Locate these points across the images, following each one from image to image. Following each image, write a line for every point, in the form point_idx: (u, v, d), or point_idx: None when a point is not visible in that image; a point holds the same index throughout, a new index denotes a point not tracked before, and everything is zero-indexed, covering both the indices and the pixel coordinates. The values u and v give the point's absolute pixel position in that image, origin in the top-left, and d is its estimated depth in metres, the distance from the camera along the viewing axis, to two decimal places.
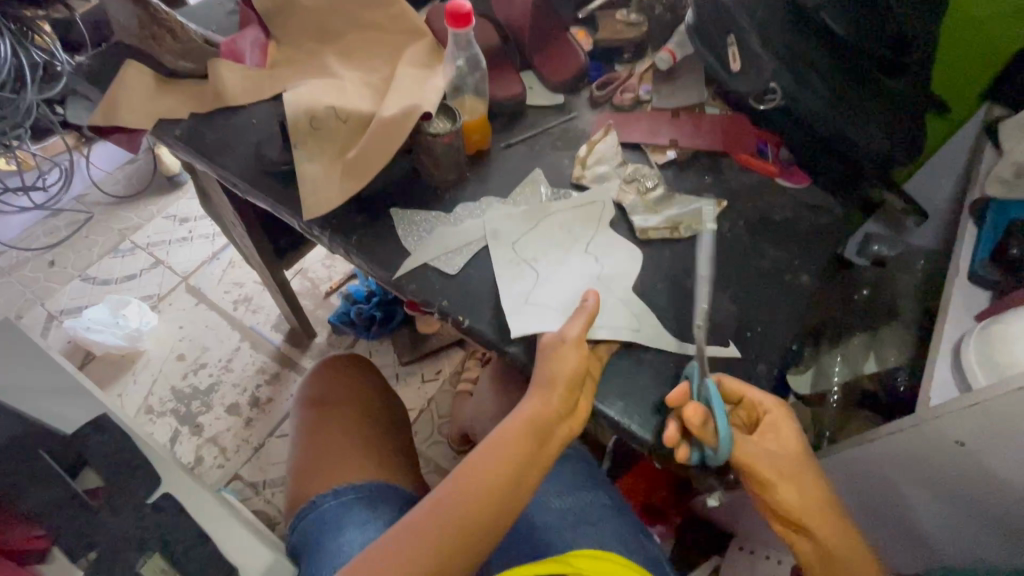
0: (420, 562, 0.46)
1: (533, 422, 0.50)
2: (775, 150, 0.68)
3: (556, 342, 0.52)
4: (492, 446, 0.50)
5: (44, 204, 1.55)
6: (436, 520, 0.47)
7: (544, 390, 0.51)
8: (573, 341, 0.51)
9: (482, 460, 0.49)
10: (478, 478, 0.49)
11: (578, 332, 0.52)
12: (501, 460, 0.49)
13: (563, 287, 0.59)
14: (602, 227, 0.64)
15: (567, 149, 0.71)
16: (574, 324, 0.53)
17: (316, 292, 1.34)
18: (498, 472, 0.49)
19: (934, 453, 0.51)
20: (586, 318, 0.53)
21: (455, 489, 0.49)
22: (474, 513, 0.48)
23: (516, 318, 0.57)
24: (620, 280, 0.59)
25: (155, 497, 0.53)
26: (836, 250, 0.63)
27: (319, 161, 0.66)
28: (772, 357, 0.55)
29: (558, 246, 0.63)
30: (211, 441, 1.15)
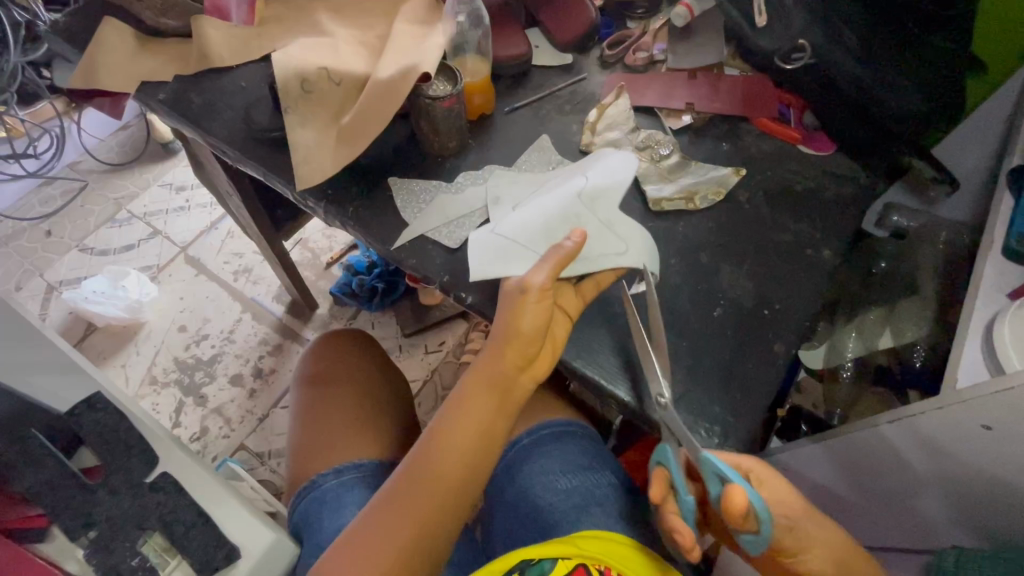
0: (393, 539, 0.46)
1: (495, 379, 0.48)
2: (798, 114, 0.65)
3: (517, 293, 0.48)
4: (457, 409, 0.49)
5: (37, 171, 1.51)
6: (410, 493, 0.47)
7: (503, 345, 0.48)
8: (536, 293, 0.47)
9: (449, 427, 0.48)
10: (443, 449, 0.48)
11: (543, 280, 0.47)
12: (467, 423, 0.48)
13: (541, 225, 0.56)
14: (600, 167, 0.59)
15: (576, 113, 0.67)
16: (539, 270, 0.48)
17: (317, 262, 1.32)
18: (466, 436, 0.48)
19: (957, 435, 0.49)
20: (558, 261, 0.48)
21: (423, 459, 0.48)
22: (447, 481, 0.47)
23: (479, 250, 0.55)
24: (612, 227, 0.55)
25: (153, 476, 0.52)
26: (859, 221, 0.59)
27: (311, 128, 0.62)
28: (791, 335, 0.53)
29: (550, 190, 0.58)
30: (216, 412, 1.15)
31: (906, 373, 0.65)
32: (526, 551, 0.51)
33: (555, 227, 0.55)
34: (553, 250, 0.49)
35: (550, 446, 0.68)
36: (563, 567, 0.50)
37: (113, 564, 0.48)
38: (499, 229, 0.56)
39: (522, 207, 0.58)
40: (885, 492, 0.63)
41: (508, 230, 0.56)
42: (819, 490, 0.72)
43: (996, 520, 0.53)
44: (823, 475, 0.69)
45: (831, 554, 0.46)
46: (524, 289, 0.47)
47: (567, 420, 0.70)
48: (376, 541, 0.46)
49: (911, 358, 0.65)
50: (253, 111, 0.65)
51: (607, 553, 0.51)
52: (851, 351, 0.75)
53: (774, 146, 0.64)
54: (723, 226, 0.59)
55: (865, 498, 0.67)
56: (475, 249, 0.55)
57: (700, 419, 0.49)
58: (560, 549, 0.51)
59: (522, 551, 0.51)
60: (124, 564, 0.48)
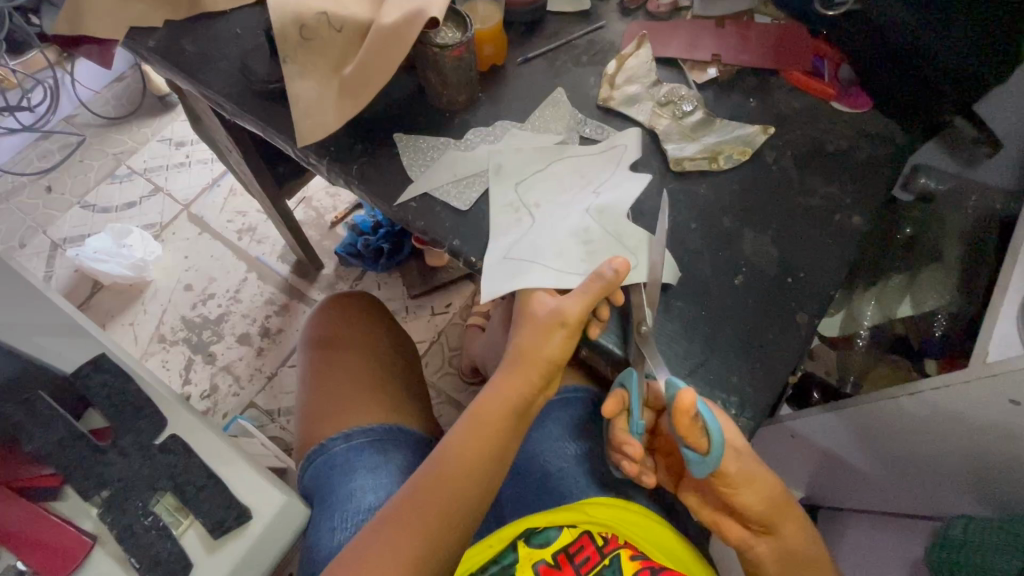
0: (405, 548, 0.45)
1: (512, 403, 0.50)
2: (835, 68, 0.62)
3: (551, 319, 0.48)
4: (470, 429, 0.50)
5: (33, 125, 1.47)
6: (419, 506, 0.47)
7: (526, 372, 0.50)
8: (570, 322, 0.47)
9: (463, 446, 0.50)
10: (458, 461, 0.49)
11: (579, 312, 0.47)
12: (480, 442, 0.49)
13: (555, 246, 0.52)
14: (614, 180, 0.55)
15: (593, 65, 0.63)
16: (575, 300, 0.47)
17: (321, 222, 1.29)
18: (478, 456, 0.49)
19: (986, 408, 0.48)
20: (596, 293, 0.46)
21: (436, 472, 0.49)
22: (457, 498, 0.48)
23: (490, 272, 0.52)
24: (622, 240, 0.52)
25: (162, 438, 0.51)
26: (892, 184, 0.56)
27: (312, 80, 0.58)
28: (816, 304, 0.51)
29: (561, 201, 0.55)
30: (225, 370, 1.16)
31: (926, 344, 0.62)
32: (532, 518, 0.53)
33: (570, 248, 0.52)
34: (591, 279, 0.47)
35: (558, 413, 0.68)
36: (569, 534, 0.53)
37: (126, 524, 0.48)
38: (512, 235, 0.53)
39: (523, 183, 0.56)
40: (897, 461, 0.64)
41: (521, 252, 0.52)
42: (830, 455, 0.74)
43: (1008, 488, 0.54)
44: (833, 441, 0.70)
45: (762, 495, 0.46)
46: (560, 318, 0.47)
47: (574, 386, 0.69)
48: (387, 548, 0.46)
49: (933, 327, 0.62)
50: (250, 60, 0.61)
51: (614, 519, 0.52)
52: (870, 318, 0.74)
53: (804, 103, 0.60)
54: (749, 188, 0.56)
55: (876, 466, 0.68)
56: (489, 274, 0.51)
57: (717, 389, 0.47)
58: (566, 518, 0.53)
59: (528, 518, 0.53)
60: (138, 524, 0.48)
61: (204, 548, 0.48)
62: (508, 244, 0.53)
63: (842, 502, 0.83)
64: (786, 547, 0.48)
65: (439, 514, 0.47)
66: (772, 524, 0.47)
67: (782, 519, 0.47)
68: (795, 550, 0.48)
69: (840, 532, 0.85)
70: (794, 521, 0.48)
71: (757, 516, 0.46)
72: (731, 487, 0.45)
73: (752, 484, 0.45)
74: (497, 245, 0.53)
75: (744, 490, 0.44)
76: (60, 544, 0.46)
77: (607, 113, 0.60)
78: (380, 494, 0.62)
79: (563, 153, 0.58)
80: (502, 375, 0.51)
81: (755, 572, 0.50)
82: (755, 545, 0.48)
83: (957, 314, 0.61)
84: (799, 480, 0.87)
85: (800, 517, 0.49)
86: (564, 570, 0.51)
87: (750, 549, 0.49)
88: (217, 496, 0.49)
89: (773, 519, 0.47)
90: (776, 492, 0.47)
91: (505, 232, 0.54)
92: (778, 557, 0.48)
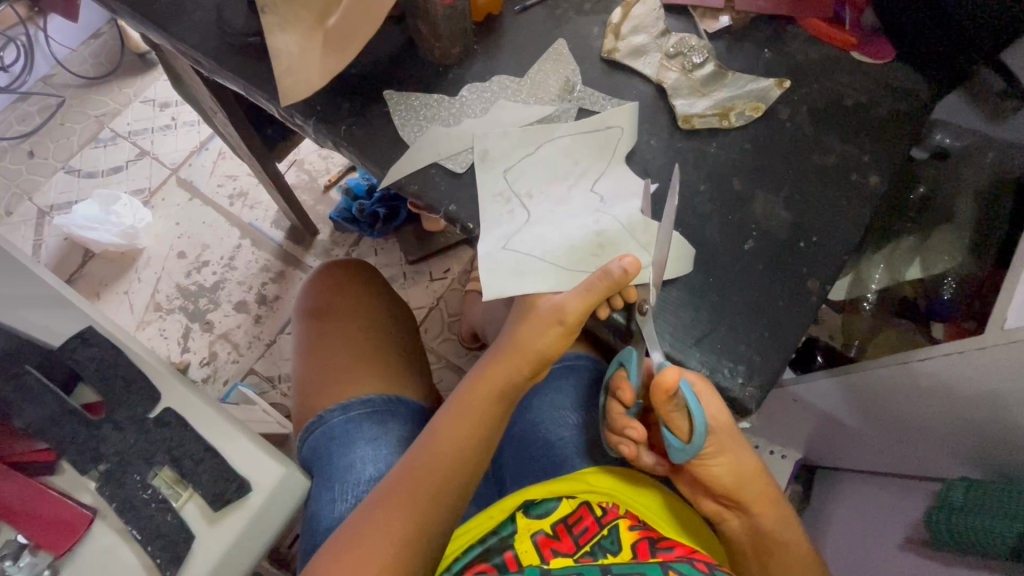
0: (393, 528, 0.46)
1: (497, 389, 0.50)
2: (857, 14, 0.57)
3: (550, 313, 0.46)
4: (459, 415, 0.50)
5: (9, 86, 1.43)
6: (408, 488, 0.48)
7: (514, 361, 0.49)
8: (568, 320, 0.45)
9: (451, 431, 0.50)
10: (442, 444, 0.50)
11: (578, 310, 0.45)
12: (466, 426, 0.50)
13: (563, 243, 0.49)
14: (617, 151, 0.52)
15: (596, 13, 0.59)
16: (576, 298, 0.45)
17: (314, 186, 1.26)
18: (465, 438, 0.50)
19: (996, 374, 0.47)
20: (602, 292, 0.44)
21: (424, 455, 0.49)
22: (446, 480, 0.49)
23: (490, 269, 0.49)
24: (634, 231, 0.49)
25: (156, 412, 0.50)
26: (910, 144, 0.53)
27: (297, 33, 0.52)
28: (826, 269, 0.49)
29: (559, 180, 0.52)
30: (224, 337, 1.15)
31: (932, 304, 0.61)
32: (531, 490, 0.54)
33: (580, 243, 0.49)
34: (598, 278, 0.44)
35: (559, 381, 0.67)
36: (568, 505, 0.54)
37: (126, 497, 0.47)
38: (511, 221, 0.51)
39: (512, 168, 0.53)
40: (893, 424, 0.64)
41: (526, 246, 0.50)
42: (827, 418, 0.74)
43: (1003, 451, 0.54)
44: (833, 405, 0.70)
45: (736, 474, 0.46)
46: (559, 315, 0.46)
47: (575, 354, 0.68)
48: (375, 527, 0.46)
49: (940, 291, 0.61)
50: (226, 11, 0.57)
51: (614, 489, 0.53)
52: (877, 282, 0.70)
53: (823, 54, 0.57)
54: (762, 146, 0.53)
55: (878, 429, 0.68)
56: (491, 266, 0.49)
57: (724, 358, 0.46)
58: (565, 489, 0.53)
59: (527, 491, 0.54)
60: (137, 497, 0.47)
61: (204, 520, 0.47)
62: (506, 232, 0.50)
63: (844, 462, 0.83)
64: (763, 529, 0.49)
65: (426, 498, 0.48)
66: (745, 504, 0.48)
67: (755, 502, 0.48)
68: (774, 534, 0.49)
69: (838, 489, 0.86)
70: (771, 505, 0.48)
71: (727, 494, 0.47)
72: (703, 463, 0.46)
73: (724, 459, 0.46)
74: (497, 239, 0.50)
75: (714, 465, 0.46)
76: (62, 517, 0.46)
77: (612, 67, 0.57)
78: (380, 466, 0.63)
79: (557, 125, 0.54)
80: (489, 359, 0.51)
81: (733, 546, 0.52)
82: (728, 520, 0.50)
83: (968, 275, 0.59)
84: (799, 442, 0.88)
85: (777, 499, 0.49)
86: (563, 540, 0.52)
87: (723, 521, 0.51)
88: (215, 469, 0.48)
89: (745, 499, 0.47)
90: (751, 475, 0.47)
91: (500, 219, 0.51)
92: (750, 534, 0.50)
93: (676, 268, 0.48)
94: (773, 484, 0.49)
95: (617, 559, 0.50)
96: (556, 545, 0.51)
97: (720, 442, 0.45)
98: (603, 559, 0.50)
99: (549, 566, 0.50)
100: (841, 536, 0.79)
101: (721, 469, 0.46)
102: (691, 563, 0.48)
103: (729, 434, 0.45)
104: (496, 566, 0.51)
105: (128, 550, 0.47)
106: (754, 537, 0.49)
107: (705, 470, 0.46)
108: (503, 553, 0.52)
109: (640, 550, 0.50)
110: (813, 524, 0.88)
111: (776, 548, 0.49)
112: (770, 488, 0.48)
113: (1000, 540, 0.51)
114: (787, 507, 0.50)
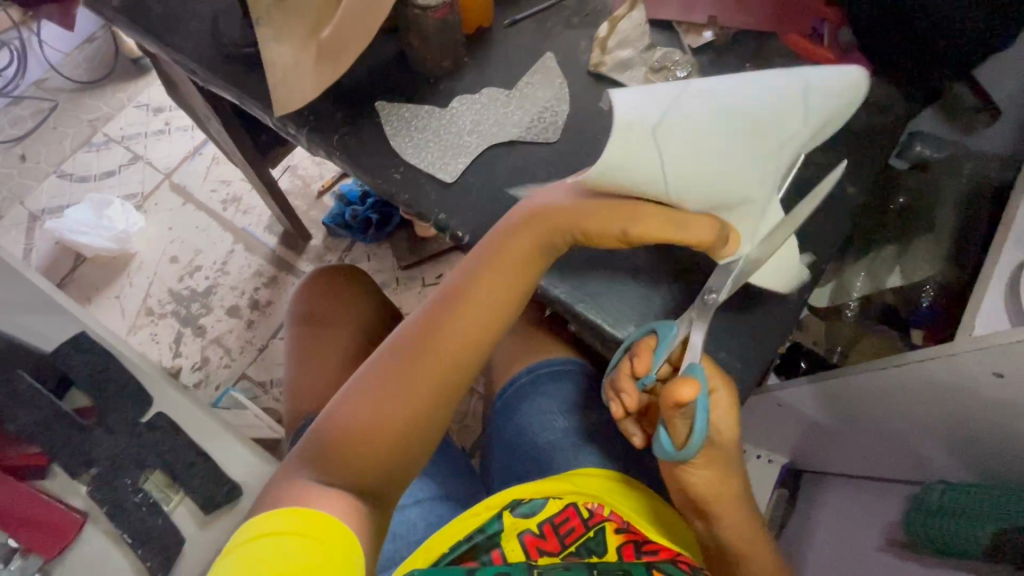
0: (407, 392, 0.48)
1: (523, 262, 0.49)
2: (834, 31, 0.59)
3: (619, 222, 0.44)
4: (481, 285, 0.50)
5: (2, 91, 1.43)
6: (425, 352, 0.49)
7: (546, 236, 0.48)
8: (633, 237, 0.44)
9: (472, 302, 0.50)
10: (462, 311, 0.50)
11: (649, 236, 0.43)
12: (488, 299, 0.50)
13: (717, 174, 0.39)
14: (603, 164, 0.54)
15: (583, 27, 0.60)
16: (660, 229, 0.43)
17: (307, 191, 1.27)
18: (483, 313, 0.50)
19: (967, 380, 0.49)
20: (693, 241, 0.42)
21: (444, 322, 0.50)
22: (464, 347, 0.50)
23: (614, 154, 0.40)
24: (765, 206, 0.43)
25: (148, 416, 0.51)
26: (886, 157, 0.55)
27: (290, 45, 0.53)
28: (806, 278, 0.50)
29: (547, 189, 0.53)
30: (216, 342, 1.15)
31: (912, 314, 0.64)
32: (519, 490, 0.55)
33: (723, 189, 0.41)
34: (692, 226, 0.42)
35: (547, 386, 0.67)
36: (555, 505, 0.55)
37: (117, 501, 0.48)
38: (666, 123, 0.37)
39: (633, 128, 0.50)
40: (872, 428, 0.66)
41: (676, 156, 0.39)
42: (810, 420, 0.74)
43: (981, 453, 0.56)
44: (815, 409, 0.70)
45: (712, 486, 0.46)
46: (629, 227, 0.44)
47: (563, 359, 0.68)
48: (387, 393, 0.48)
49: (920, 299, 0.63)
50: (222, 22, 0.58)
51: (600, 490, 0.54)
52: (859, 290, 0.70)
53: (803, 69, 0.58)
54: None
55: (859, 433, 0.69)
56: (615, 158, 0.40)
57: (705, 364, 0.47)
58: (551, 489, 0.55)
59: (514, 490, 0.55)
60: (128, 501, 0.48)
61: (195, 524, 0.49)
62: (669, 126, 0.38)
63: (827, 466, 0.85)
64: (729, 540, 0.49)
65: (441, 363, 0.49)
66: (713, 510, 0.48)
67: (727, 514, 0.48)
68: (740, 544, 0.49)
69: (823, 493, 0.88)
70: (742, 517, 0.48)
71: (700, 501, 0.48)
72: (685, 471, 0.46)
73: (710, 470, 0.46)
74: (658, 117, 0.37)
75: (694, 474, 0.46)
76: (53, 521, 0.47)
77: (599, 80, 0.58)
78: None
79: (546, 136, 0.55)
80: (525, 221, 0.48)
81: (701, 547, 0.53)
82: (697, 525, 0.51)
83: (946, 284, 0.62)
84: (784, 447, 0.89)
85: (748, 513, 0.49)
86: (548, 540, 0.53)
87: (693, 526, 0.51)
88: (206, 473, 0.49)
89: (716, 509, 0.48)
90: (728, 488, 0.47)
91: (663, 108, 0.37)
92: (717, 542, 0.50)
93: (780, 281, 0.47)
94: (747, 498, 0.49)
95: (602, 560, 0.51)
96: (542, 544, 0.53)
97: (704, 455, 0.45)
98: (588, 558, 0.52)
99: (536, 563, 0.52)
100: (825, 539, 0.80)
101: (701, 479, 0.46)
102: (676, 564, 0.50)
103: (713, 447, 0.45)
104: (482, 564, 0.52)
105: (120, 555, 0.48)
106: (720, 546, 0.50)
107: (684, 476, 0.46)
108: (489, 552, 0.53)
109: (625, 553, 0.51)
110: (797, 528, 0.89)
111: (740, 557, 0.50)
112: (743, 501, 0.48)
113: (970, 542, 0.52)
114: (759, 521, 0.50)
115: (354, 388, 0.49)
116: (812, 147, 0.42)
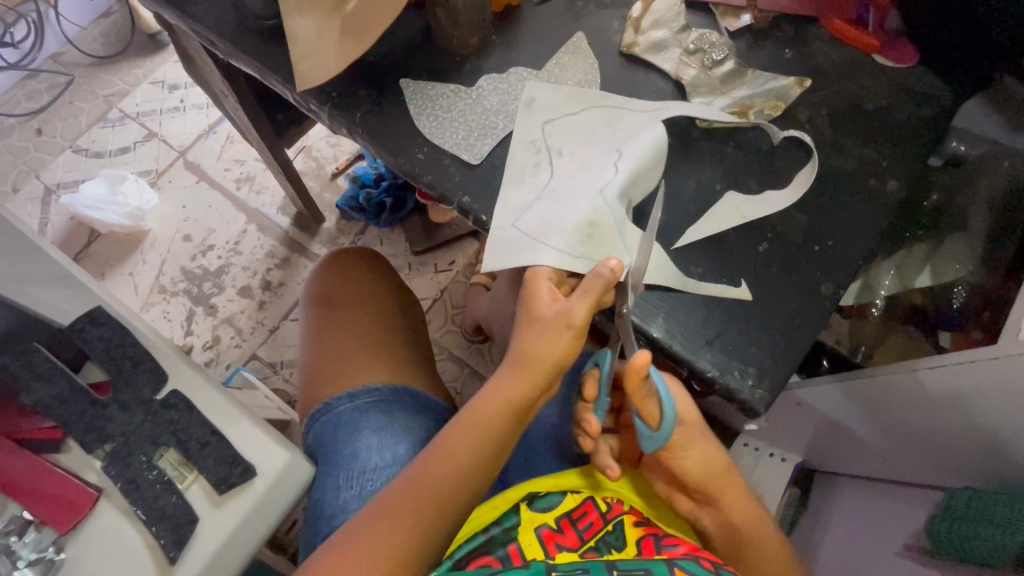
0: (384, 539, 0.45)
1: (506, 406, 0.48)
2: (879, 17, 0.57)
3: (557, 319, 0.46)
4: (469, 427, 0.49)
5: (18, 63, 1.42)
6: (411, 495, 0.47)
7: (524, 373, 0.48)
8: (576, 325, 0.45)
9: (457, 442, 0.49)
10: (450, 453, 0.48)
11: (586, 313, 0.45)
12: (478, 440, 0.48)
13: (563, 225, 0.48)
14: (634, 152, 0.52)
15: (617, 7, 0.58)
16: (581, 304, 0.44)
17: (321, 173, 1.25)
18: (476, 453, 0.48)
19: (1007, 386, 0.47)
20: (598, 292, 0.44)
21: (429, 463, 0.49)
22: (450, 484, 0.48)
23: (493, 244, 0.49)
24: (626, 234, 0.48)
25: (163, 394, 0.50)
26: (929, 150, 0.53)
27: (314, 17, 0.51)
28: (840, 274, 0.48)
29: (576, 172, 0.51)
30: (227, 322, 1.15)
31: (941, 315, 0.62)
32: (535, 483, 0.55)
33: (573, 227, 0.48)
34: (590, 279, 0.44)
35: None
36: (573, 500, 0.54)
37: (131, 477, 0.47)
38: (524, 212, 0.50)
39: (554, 120, 0.53)
40: (899, 431, 0.64)
41: (533, 225, 0.49)
42: (831, 421, 0.73)
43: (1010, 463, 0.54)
44: (838, 410, 0.69)
45: (704, 466, 0.49)
46: (568, 320, 0.45)
47: None
48: (369, 537, 0.45)
49: (950, 300, 0.61)
50: None
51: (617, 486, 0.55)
52: (887, 288, 0.69)
53: (845, 55, 0.56)
54: (779, 148, 0.52)
55: (880, 437, 0.68)
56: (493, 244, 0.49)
57: (734, 360, 0.46)
58: (568, 483, 0.55)
59: (531, 483, 0.55)
60: (142, 477, 0.47)
61: (208, 502, 0.47)
62: (521, 209, 0.50)
63: (843, 466, 0.84)
64: (732, 522, 0.52)
65: (426, 505, 0.47)
66: (712, 498, 0.51)
67: (724, 495, 0.51)
68: (743, 527, 0.51)
69: (837, 495, 0.86)
70: (738, 497, 0.51)
71: (698, 487, 0.50)
72: (674, 455, 0.49)
73: (693, 450, 0.49)
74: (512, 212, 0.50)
75: (683, 457, 0.49)
76: (67, 496, 0.46)
77: (631, 62, 0.56)
78: (385, 455, 0.63)
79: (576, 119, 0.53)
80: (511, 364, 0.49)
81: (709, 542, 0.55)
82: (702, 517, 0.54)
83: (978, 285, 0.59)
84: (799, 446, 0.88)
85: (743, 493, 0.52)
86: (566, 535, 0.52)
87: (698, 518, 0.54)
88: (219, 453, 0.48)
89: (714, 491, 0.51)
90: (720, 467, 0.51)
91: (521, 181, 0.51)
92: (722, 528, 0.53)
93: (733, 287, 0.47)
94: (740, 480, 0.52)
95: (622, 555, 0.50)
96: (560, 539, 0.51)
97: (688, 432, 0.49)
98: (608, 555, 0.50)
99: (554, 560, 0.50)
100: (838, 541, 0.79)
101: (692, 460, 0.49)
102: (697, 561, 0.47)
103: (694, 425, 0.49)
104: (498, 559, 0.50)
105: (131, 530, 0.47)
106: (724, 530, 0.53)
107: (675, 462, 0.49)
108: (507, 546, 0.51)
109: (645, 547, 0.50)
110: (810, 527, 0.88)
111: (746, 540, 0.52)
112: (736, 482, 0.52)
113: (1000, 553, 0.51)
114: (755, 500, 0.53)
115: (340, 537, 0.46)
116: (646, 185, 0.51)
